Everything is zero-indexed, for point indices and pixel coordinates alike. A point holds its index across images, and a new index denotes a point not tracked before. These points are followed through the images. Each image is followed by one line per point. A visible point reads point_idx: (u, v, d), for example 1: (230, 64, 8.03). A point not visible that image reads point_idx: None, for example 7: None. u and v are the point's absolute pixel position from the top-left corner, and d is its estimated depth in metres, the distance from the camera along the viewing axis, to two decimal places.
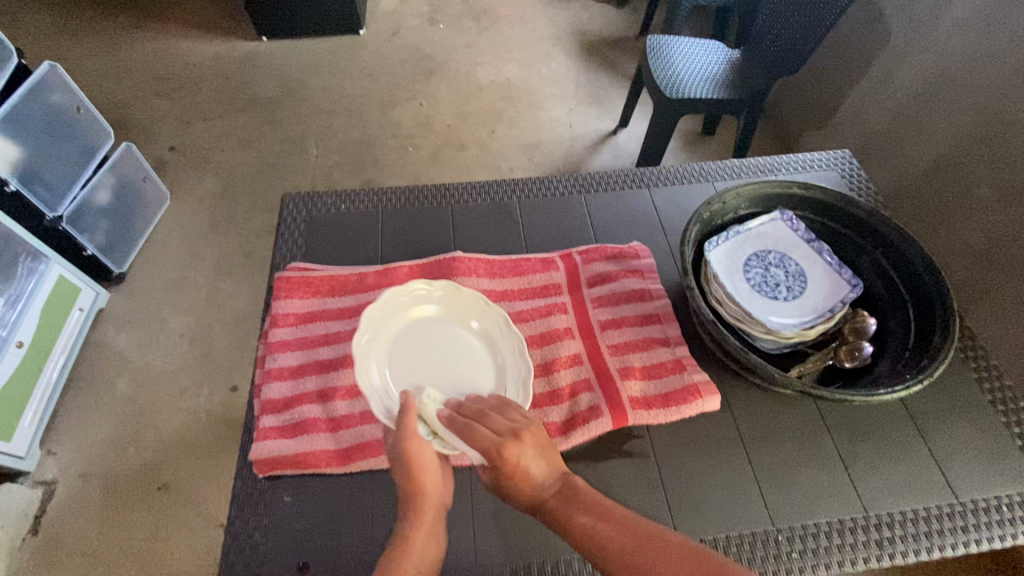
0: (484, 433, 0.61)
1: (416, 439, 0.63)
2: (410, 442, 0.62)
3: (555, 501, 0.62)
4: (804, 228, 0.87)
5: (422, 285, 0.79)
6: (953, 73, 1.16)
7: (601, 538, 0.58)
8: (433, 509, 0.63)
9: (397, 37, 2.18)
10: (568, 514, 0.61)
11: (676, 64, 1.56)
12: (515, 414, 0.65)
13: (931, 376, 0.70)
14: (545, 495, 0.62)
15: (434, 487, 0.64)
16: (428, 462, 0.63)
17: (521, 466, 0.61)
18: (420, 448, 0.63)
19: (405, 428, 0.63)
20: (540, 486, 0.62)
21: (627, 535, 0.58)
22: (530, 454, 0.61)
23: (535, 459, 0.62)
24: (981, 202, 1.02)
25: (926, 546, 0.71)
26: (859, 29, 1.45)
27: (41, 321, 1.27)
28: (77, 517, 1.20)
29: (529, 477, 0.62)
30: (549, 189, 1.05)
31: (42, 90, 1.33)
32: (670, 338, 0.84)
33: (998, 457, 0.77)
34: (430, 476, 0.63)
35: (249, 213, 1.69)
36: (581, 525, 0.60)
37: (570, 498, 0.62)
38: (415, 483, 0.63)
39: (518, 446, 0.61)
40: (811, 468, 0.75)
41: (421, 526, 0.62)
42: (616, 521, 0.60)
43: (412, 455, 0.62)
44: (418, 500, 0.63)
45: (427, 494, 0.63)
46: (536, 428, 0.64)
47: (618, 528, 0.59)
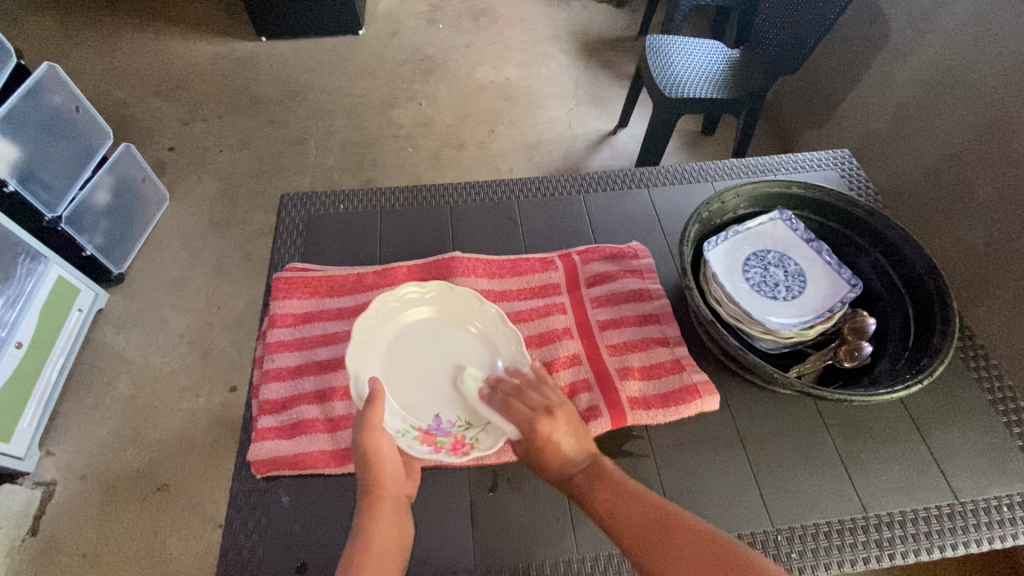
0: (517, 409, 0.66)
1: (377, 431, 0.63)
2: (369, 436, 0.63)
3: (581, 479, 0.64)
4: (803, 227, 0.86)
5: (434, 287, 0.80)
6: (953, 72, 1.16)
7: (621, 515, 0.60)
8: (391, 501, 0.64)
9: (397, 37, 2.18)
10: (591, 492, 0.62)
11: (676, 63, 1.56)
12: (550, 394, 0.69)
13: (931, 376, 0.70)
14: (572, 472, 0.64)
15: (392, 479, 0.64)
16: (387, 454, 0.64)
17: (552, 440, 0.64)
18: (378, 441, 0.63)
19: (365, 420, 0.63)
20: (567, 463, 0.65)
21: (646, 514, 0.59)
22: (562, 431, 0.65)
23: (564, 436, 0.65)
24: (981, 202, 1.01)
25: (926, 547, 0.70)
26: (859, 29, 1.45)
27: (41, 321, 1.27)
28: (76, 518, 1.20)
29: (558, 453, 0.64)
30: (548, 189, 1.05)
31: (41, 90, 1.33)
32: (669, 338, 0.84)
33: (999, 457, 0.77)
34: (389, 469, 0.64)
35: (249, 213, 1.69)
36: (604, 502, 0.61)
37: (596, 477, 0.64)
38: (376, 475, 0.63)
39: (551, 422, 0.65)
40: (811, 468, 0.75)
41: (378, 517, 0.63)
42: (637, 501, 0.61)
43: (370, 449, 0.63)
44: (376, 493, 0.63)
45: (385, 486, 0.64)
46: (572, 409, 0.68)
47: (639, 508, 0.60)
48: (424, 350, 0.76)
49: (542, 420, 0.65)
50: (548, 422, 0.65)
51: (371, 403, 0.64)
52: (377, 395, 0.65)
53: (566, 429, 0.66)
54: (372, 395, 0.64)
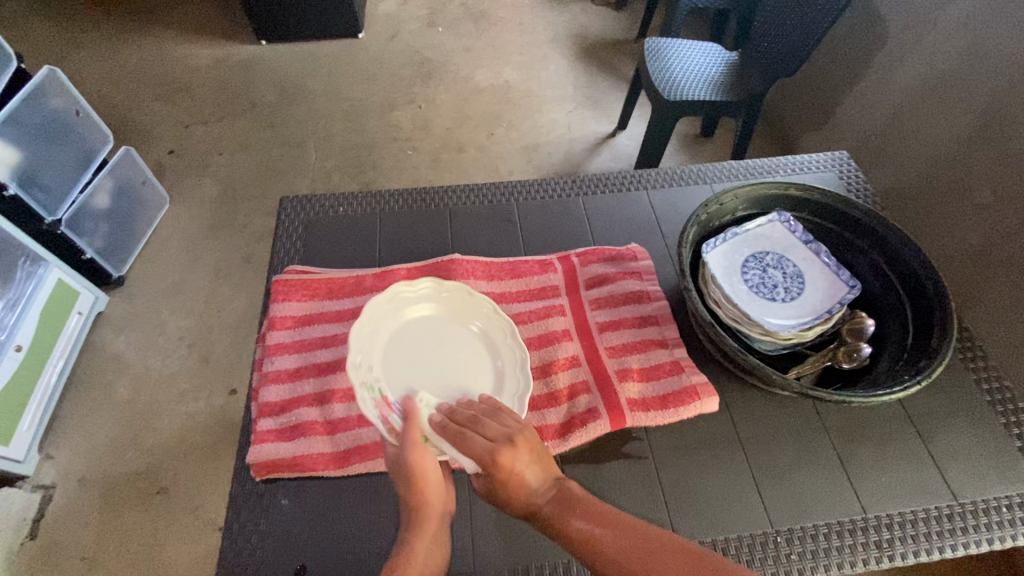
0: (476, 439, 0.61)
1: (421, 451, 0.62)
2: (414, 455, 0.61)
3: (550, 508, 0.60)
4: (802, 229, 0.87)
5: (448, 287, 0.80)
6: (951, 73, 1.16)
7: (598, 542, 0.56)
8: (436, 520, 0.63)
9: (396, 41, 2.18)
10: (565, 521, 0.59)
11: (674, 66, 1.57)
12: (507, 419, 0.65)
13: (930, 377, 0.70)
14: (540, 502, 0.61)
15: (436, 498, 0.63)
16: (431, 473, 0.63)
17: (515, 471, 0.61)
18: (424, 461, 0.62)
19: (410, 439, 0.62)
20: (533, 495, 0.61)
21: (622, 538, 0.56)
22: (524, 460, 0.61)
23: (527, 465, 0.62)
24: (979, 203, 1.02)
25: (926, 547, 0.70)
26: (856, 31, 1.46)
27: (41, 324, 1.27)
28: (75, 521, 1.20)
29: (522, 483, 0.61)
30: (547, 191, 1.06)
31: (41, 94, 1.34)
32: (668, 340, 0.84)
33: (997, 458, 0.77)
34: (432, 487, 0.63)
35: (249, 216, 1.69)
36: (579, 529, 0.58)
37: (566, 504, 0.60)
38: (418, 494, 0.62)
39: (511, 453, 0.61)
40: (810, 469, 0.75)
41: (424, 537, 0.62)
42: (611, 523, 0.58)
43: (417, 469, 0.61)
44: (422, 511, 0.62)
45: (431, 505, 0.63)
46: (532, 434, 0.64)
47: (616, 530, 0.57)
48: (424, 349, 0.76)
49: (504, 450, 0.61)
50: (509, 452, 0.61)
51: (411, 424, 0.63)
52: (412, 417, 0.64)
53: (527, 457, 0.62)
54: (409, 419, 0.63)
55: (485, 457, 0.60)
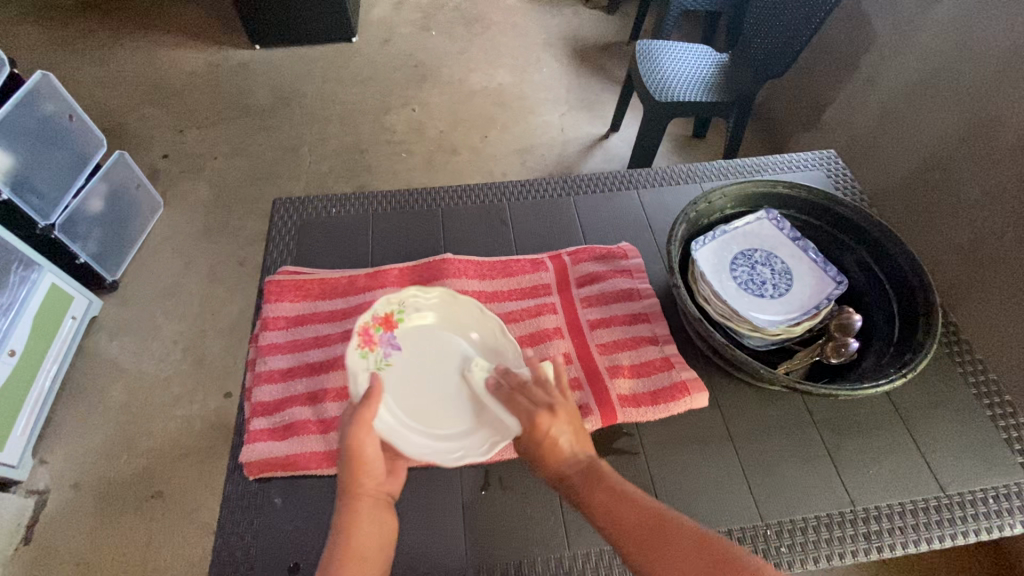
0: (520, 405, 0.66)
1: (365, 428, 0.63)
2: (354, 433, 0.62)
3: (581, 477, 0.61)
4: (789, 226, 0.88)
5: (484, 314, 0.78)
6: (936, 74, 1.17)
7: (613, 514, 0.58)
8: (371, 499, 0.63)
9: (390, 45, 2.19)
10: (588, 490, 0.60)
11: (665, 68, 1.58)
12: (554, 390, 0.68)
13: (915, 369, 0.71)
14: (570, 471, 0.63)
15: (373, 477, 0.63)
16: (371, 451, 0.63)
17: (553, 433, 0.64)
18: (365, 438, 0.62)
19: (356, 416, 0.63)
20: (566, 460, 0.63)
21: (637, 513, 0.57)
22: (563, 426, 0.64)
23: (564, 432, 0.64)
24: (967, 200, 1.03)
25: (914, 539, 0.71)
26: (845, 32, 1.47)
27: (34, 329, 1.27)
28: (69, 526, 1.19)
29: (555, 447, 0.64)
30: (539, 191, 1.06)
31: (35, 99, 1.34)
32: (658, 337, 0.84)
33: (984, 450, 0.78)
34: (372, 467, 0.63)
35: (243, 220, 1.69)
36: (597, 499, 0.59)
37: (592, 476, 0.62)
38: (355, 472, 0.62)
39: (549, 417, 0.64)
40: (799, 463, 0.76)
41: (357, 516, 0.61)
42: (627, 498, 0.59)
43: (354, 447, 0.62)
44: (356, 490, 0.62)
45: (364, 484, 0.63)
46: (574, 410, 0.67)
47: (629, 506, 0.58)
48: (433, 359, 0.76)
49: (543, 414, 0.65)
50: (547, 417, 0.64)
51: (367, 401, 0.64)
52: (373, 394, 0.65)
53: (565, 426, 0.65)
54: (369, 394, 0.64)
55: (528, 415, 0.65)
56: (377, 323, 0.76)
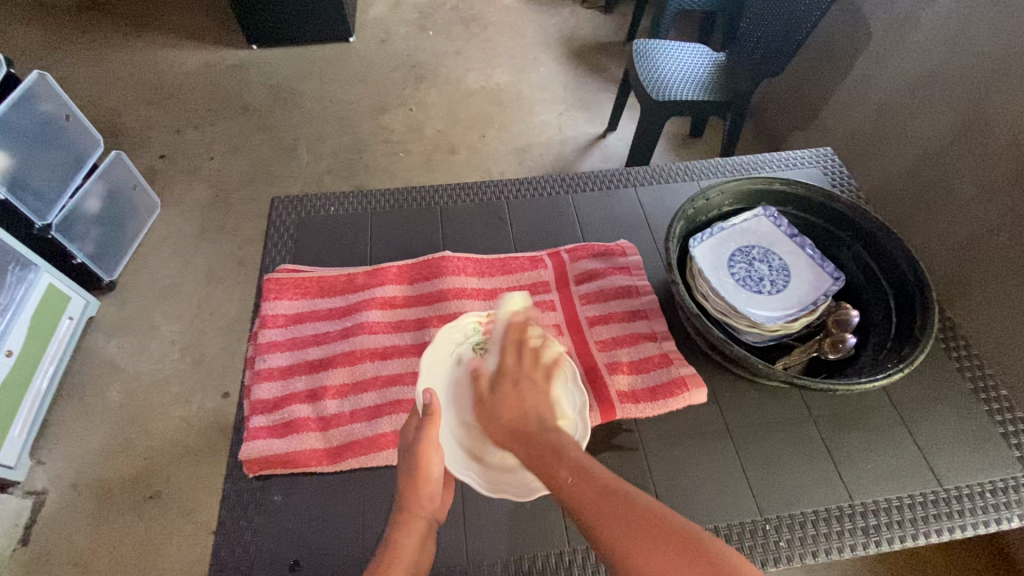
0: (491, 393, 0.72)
1: (432, 447, 0.66)
2: (425, 449, 0.65)
3: (541, 445, 0.65)
4: (786, 223, 0.88)
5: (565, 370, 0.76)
6: (932, 71, 1.18)
7: (579, 494, 0.59)
8: (424, 522, 0.65)
9: (387, 45, 2.19)
10: (549, 466, 0.63)
11: (662, 67, 1.58)
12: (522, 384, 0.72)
13: (911, 364, 0.71)
14: (524, 431, 0.67)
15: (430, 499, 0.66)
16: (434, 472, 0.66)
17: (518, 396, 0.70)
18: (430, 456, 0.66)
19: (424, 431, 0.66)
20: (522, 420, 0.68)
21: (598, 491, 0.58)
22: (526, 396, 0.70)
23: (525, 403, 0.70)
24: (962, 198, 1.04)
25: (912, 532, 0.72)
26: (840, 30, 1.48)
27: (31, 329, 1.27)
28: (66, 527, 1.19)
29: (506, 405, 0.70)
30: (537, 188, 1.07)
31: (31, 98, 1.34)
32: (657, 333, 0.85)
33: (980, 444, 0.79)
34: (430, 489, 0.66)
35: (240, 220, 1.69)
36: (563, 481, 0.60)
37: (557, 451, 0.64)
38: (417, 489, 0.65)
39: (517, 388, 0.71)
40: (798, 459, 0.76)
41: (411, 535, 0.64)
42: (593, 477, 0.60)
43: (423, 464, 0.65)
44: (411, 507, 0.65)
45: (421, 505, 0.65)
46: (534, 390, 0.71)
47: (593, 485, 0.59)
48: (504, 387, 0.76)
49: (513, 384, 0.72)
50: (513, 387, 0.72)
51: (430, 417, 0.66)
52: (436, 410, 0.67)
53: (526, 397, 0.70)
54: (429, 409, 0.66)
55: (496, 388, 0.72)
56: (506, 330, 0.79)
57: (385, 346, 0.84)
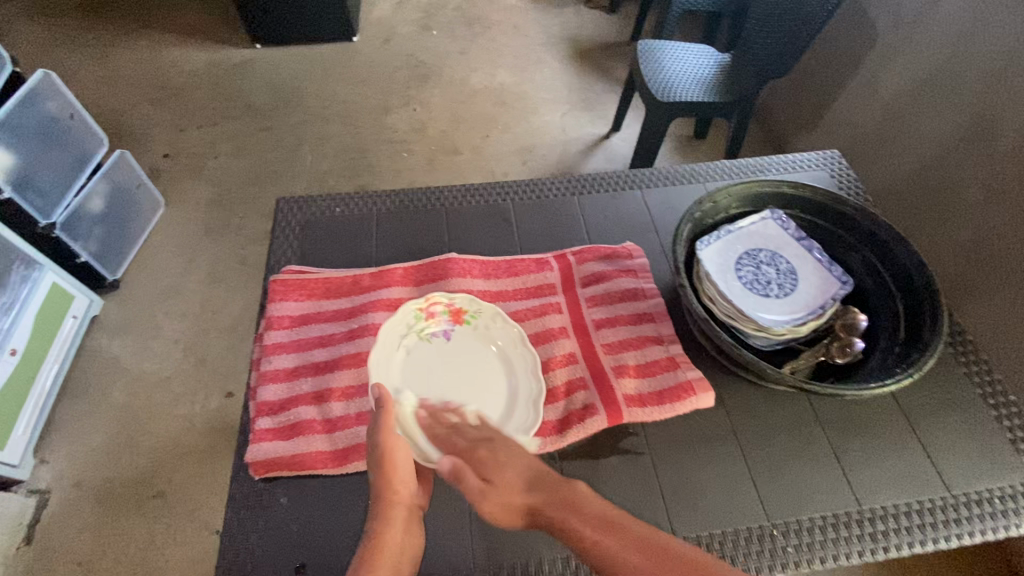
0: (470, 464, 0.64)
1: (392, 436, 0.65)
2: (384, 438, 0.64)
3: (558, 506, 0.62)
4: (794, 226, 0.88)
5: (507, 336, 0.80)
6: (938, 74, 1.18)
7: (613, 553, 0.58)
8: (404, 508, 0.64)
9: (391, 44, 2.19)
10: (573, 521, 0.60)
11: (668, 68, 1.58)
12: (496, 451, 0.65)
13: (921, 369, 0.70)
14: (538, 503, 0.62)
15: (403, 485, 0.65)
16: (400, 462, 0.65)
17: (504, 464, 0.64)
18: (392, 444, 0.65)
19: (379, 423, 0.65)
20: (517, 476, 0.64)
21: (636, 547, 0.58)
22: (517, 456, 0.65)
23: (507, 458, 0.65)
24: (970, 202, 1.03)
25: (920, 539, 0.71)
26: (845, 31, 1.48)
27: (36, 328, 1.27)
28: (70, 526, 1.19)
29: (508, 477, 0.64)
30: (542, 189, 1.06)
31: (36, 97, 1.33)
32: (664, 337, 0.84)
33: (989, 450, 0.78)
34: (401, 475, 0.65)
35: (244, 219, 1.69)
36: (592, 540, 0.59)
37: (574, 508, 0.61)
38: (388, 479, 0.64)
39: (495, 452, 0.65)
40: (806, 464, 0.76)
41: (392, 523, 0.63)
42: (624, 530, 0.59)
43: (386, 451, 0.64)
44: (386, 494, 0.64)
45: (395, 492, 0.64)
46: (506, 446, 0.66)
47: (626, 540, 0.58)
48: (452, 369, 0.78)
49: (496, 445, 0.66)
50: (496, 451, 0.65)
51: (382, 409, 0.66)
52: (386, 401, 0.66)
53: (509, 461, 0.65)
54: (380, 400, 0.66)
55: (474, 461, 0.64)
56: (448, 309, 0.82)
57: None
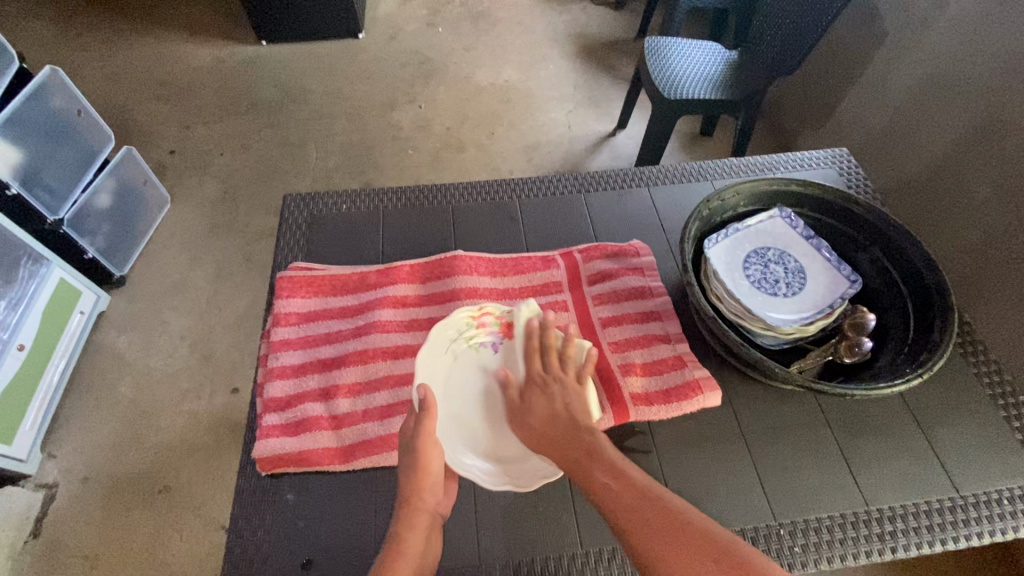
0: (523, 400, 0.72)
1: (430, 441, 0.65)
2: (422, 443, 0.64)
3: (578, 445, 0.67)
4: (802, 224, 0.87)
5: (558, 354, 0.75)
6: (948, 71, 1.17)
7: (613, 495, 0.62)
8: (427, 515, 0.64)
9: (396, 41, 2.19)
10: (585, 466, 0.65)
11: (674, 65, 1.57)
12: (553, 391, 0.72)
13: (930, 369, 0.70)
14: (561, 439, 0.68)
15: (431, 491, 0.65)
16: (434, 466, 0.65)
17: (551, 400, 0.71)
18: (428, 449, 0.65)
19: (422, 427, 0.65)
20: (556, 424, 0.69)
21: (634, 492, 0.61)
22: (556, 396, 0.71)
23: (558, 405, 0.71)
24: (980, 201, 1.02)
25: (928, 539, 0.71)
26: (854, 29, 1.47)
27: (43, 323, 1.27)
28: (77, 520, 1.20)
29: (539, 412, 0.70)
30: (549, 187, 1.06)
31: (43, 94, 1.33)
32: (671, 335, 0.84)
33: (998, 451, 0.78)
34: (431, 482, 0.65)
35: (249, 216, 1.69)
36: (598, 480, 0.63)
37: (591, 454, 0.66)
38: (419, 483, 0.64)
39: (547, 395, 0.72)
40: (813, 463, 0.76)
41: (413, 530, 0.63)
42: (627, 477, 0.63)
43: (421, 457, 0.64)
44: (413, 499, 0.64)
45: (422, 498, 0.64)
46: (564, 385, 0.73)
47: (627, 486, 0.62)
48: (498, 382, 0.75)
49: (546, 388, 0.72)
50: (544, 389, 0.72)
51: (423, 413, 0.65)
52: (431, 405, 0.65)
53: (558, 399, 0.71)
54: (423, 404, 0.65)
55: (528, 390, 0.72)
56: (499, 320, 0.78)
57: (396, 345, 0.84)
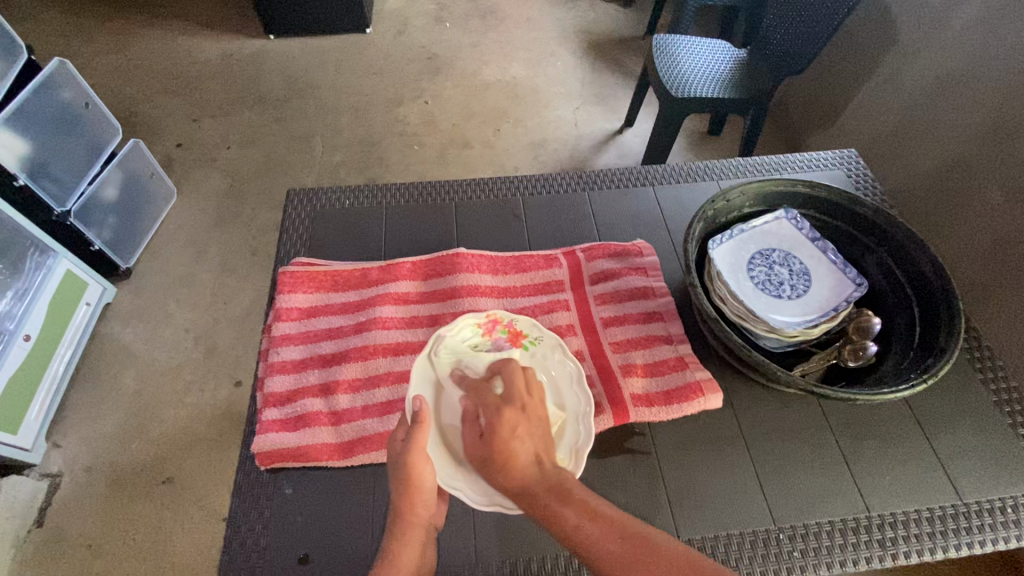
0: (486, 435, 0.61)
1: (421, 457, 0.63)
2: (414, 460, 0.63)
3: (546, 495, 0.58)
4: (809, 226, 0.86)
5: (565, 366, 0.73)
6: (962, 72, 1.15)
7: (593, 540, 0.54)
8: (422, 529, 0.64)
9: (404, 36, 2.18)
10: (554, 511, 0.56)
11: (683, 63, 1.55)
12: (518, 428, 0.60)
13: (935, 375, 0.69)
14: (532, 486, 0.59)
15: (424, 507, 0.64)
16: (427, 484, 0.64)
17: (517, 440, 0.60)
18: (420, 466, 0.63)
19: (413, 441, 0.63)
20: (523, 470, 0.59)
21: (616, 537, 0.54)
22: (523, 439, 0.60)
23: (524, 446, 0.60)
24: (990, 205, 1.01)
25: (930, 547, 0.70)
26: (866, 28, 1.45)
27: (49, 314, 1.28)
28: (80, 510, 1.21)
29: (505, 456, 0.59)
30: (553, 185, 1.05)
31: (52, 85, 1.34)
32: (673, 336, 0.84)
33: (1004, 457, 0.77)
34: (425, 498, 0.64)
35: (255, 210, 1.69)
36: (574, 525, 0.56)
37: (560, 500, 0.57)
38: (410, 500, 0.63)
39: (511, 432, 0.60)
40: (815, 467, 0.75)
41: (407, 543, 0.62)
42: (607, 520, 0.56)
43: (413, 475, 0.63)
44: (409, 515, 0.63)
45: (416, 513, 0.63)
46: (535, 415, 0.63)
47: (609, 529, 0.55)
48: None
49: (507, 427, 0.60)
50: (511, 423, 0.61)
51: (417, 426, 0.64)
52: (424, 417, 0.64)
53: (527, 435, 0.61)
54: (417, 416, 0.64)
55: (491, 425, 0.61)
56: (508, 330, 0.77)
57: (397, 342, 0.84)
